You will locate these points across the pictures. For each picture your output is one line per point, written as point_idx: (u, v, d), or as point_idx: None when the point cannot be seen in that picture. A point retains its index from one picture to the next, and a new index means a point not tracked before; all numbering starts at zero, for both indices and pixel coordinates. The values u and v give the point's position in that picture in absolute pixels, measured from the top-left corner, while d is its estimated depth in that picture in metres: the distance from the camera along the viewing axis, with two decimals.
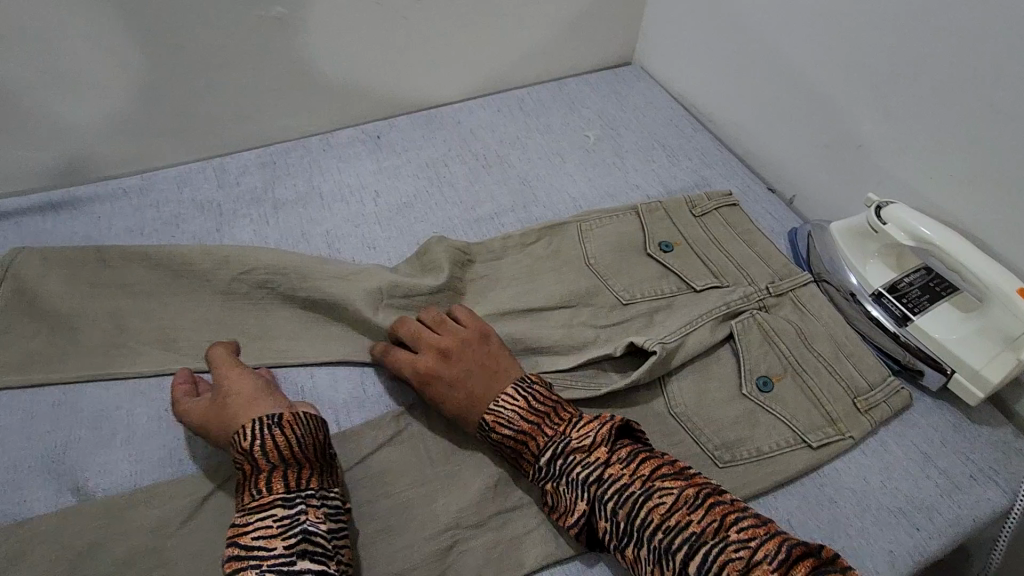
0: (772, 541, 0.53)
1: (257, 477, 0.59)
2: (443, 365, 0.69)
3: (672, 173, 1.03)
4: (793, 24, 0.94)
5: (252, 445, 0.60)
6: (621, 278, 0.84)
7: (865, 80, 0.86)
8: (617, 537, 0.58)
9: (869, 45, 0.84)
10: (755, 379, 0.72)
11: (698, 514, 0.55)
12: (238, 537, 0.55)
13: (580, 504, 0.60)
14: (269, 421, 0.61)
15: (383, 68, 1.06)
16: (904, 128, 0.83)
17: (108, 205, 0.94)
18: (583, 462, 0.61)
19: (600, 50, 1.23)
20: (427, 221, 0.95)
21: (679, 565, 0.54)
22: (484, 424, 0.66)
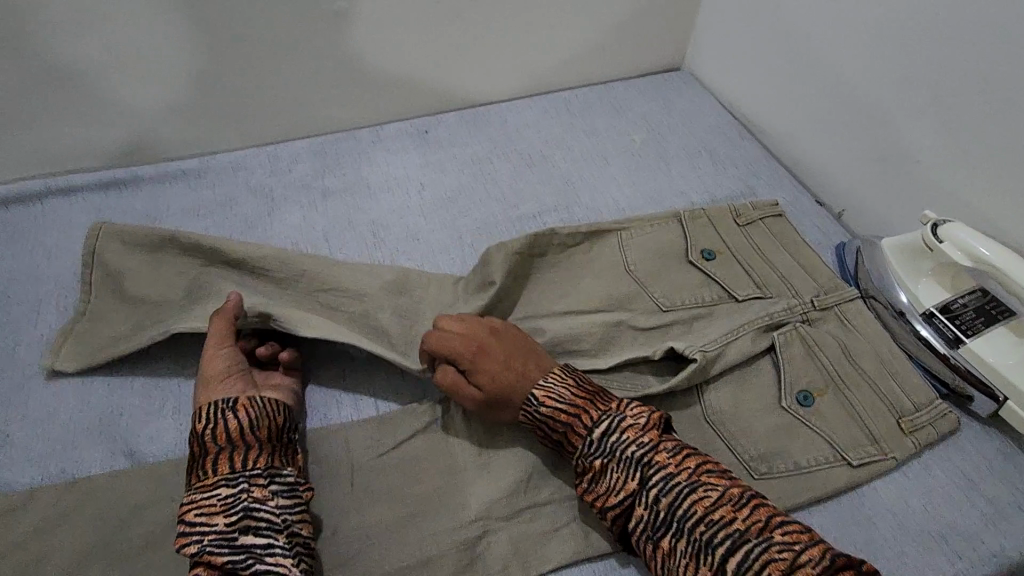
0: (817, 547, 0.53)
1: (204, 458, 0.61)
2: (490, 342, 0.69)
3: (717, 181, 1.02)
4: (851, 35, 0.92)
5: (201, 428, 0.62)
6: (661, 285, 0.83)
7: (926, 94, 0.83)
8: (654, 526, 0.58)
9: (933, 58, 0.82)
10: (796, 393, 0.71)
11: (744, 512, 0.55)
12: (184, 514, 0.58)
13: (626, 484, 0.60)
14: (223, 407, 0.64)
15: (434, 64, 1.07)
16: (966, 145, 0.80)
17: (167, 184, 0.99)
18: (637, 442, 0.61)
19: (649, 55, 1.23)
20: (470, 216, 0.96)
21: (717, 560, 0.54)
22: (533, 397, 0.65)
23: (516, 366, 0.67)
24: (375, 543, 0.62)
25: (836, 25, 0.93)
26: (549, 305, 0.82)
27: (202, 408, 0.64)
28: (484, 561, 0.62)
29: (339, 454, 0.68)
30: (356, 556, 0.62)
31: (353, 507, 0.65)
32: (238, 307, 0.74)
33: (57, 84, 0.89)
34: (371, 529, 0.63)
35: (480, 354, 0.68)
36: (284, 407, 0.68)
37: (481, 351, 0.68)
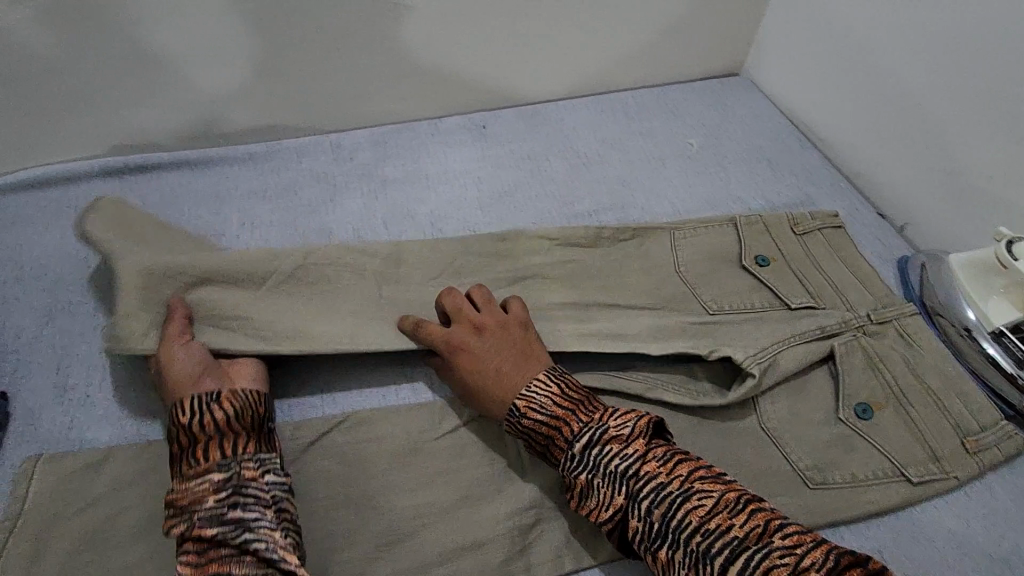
0: (819, 549, 0.51)
1: (193, 448, 0.60)
2: (476, 339, 0.71)
3: (775, 189, 1.01)
4: (924, 46, 0.90)
5: (181, 423, 0.61)
6: (711, 289, 0.83)
7: (1006, 109, 0.81)
8: (649, 538, 0.57)
9: (1016, 72, 0.79)
10: (854, 405, 0.70)
11: (739, 518, 0.54)
12: (174, 497, 0.58)
13: (615, 499, 0.59)
14: (206, 399, 0.63)
15: (495, 61, 1.09)
16: None
17: (235, 167, 1.02)
18: (621, 454, 0.60)
19: (708, 60, 1.22)
20: (526, 212, 0.97)
21: (715, 569, 0.53)
22: (515, 410, 0.66)
23: (491, 367, 0.69)
24: (431, 524, 0.64)
25: (911, 37, 0.91)
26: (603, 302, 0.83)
27: (179, 404, 0.63)
28: (537, 548, 0.64)
29: (398, 435, 0.70)
30: (413, 534, 0.63)
31: (410, 487, 0.66)
32: (185, 307, 0.70)
33: (139, 69, 0.92)
34: (427, 509, 0.65)
35: (463, 353, 0.71)
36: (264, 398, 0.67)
37: (462, 347, 0.71)
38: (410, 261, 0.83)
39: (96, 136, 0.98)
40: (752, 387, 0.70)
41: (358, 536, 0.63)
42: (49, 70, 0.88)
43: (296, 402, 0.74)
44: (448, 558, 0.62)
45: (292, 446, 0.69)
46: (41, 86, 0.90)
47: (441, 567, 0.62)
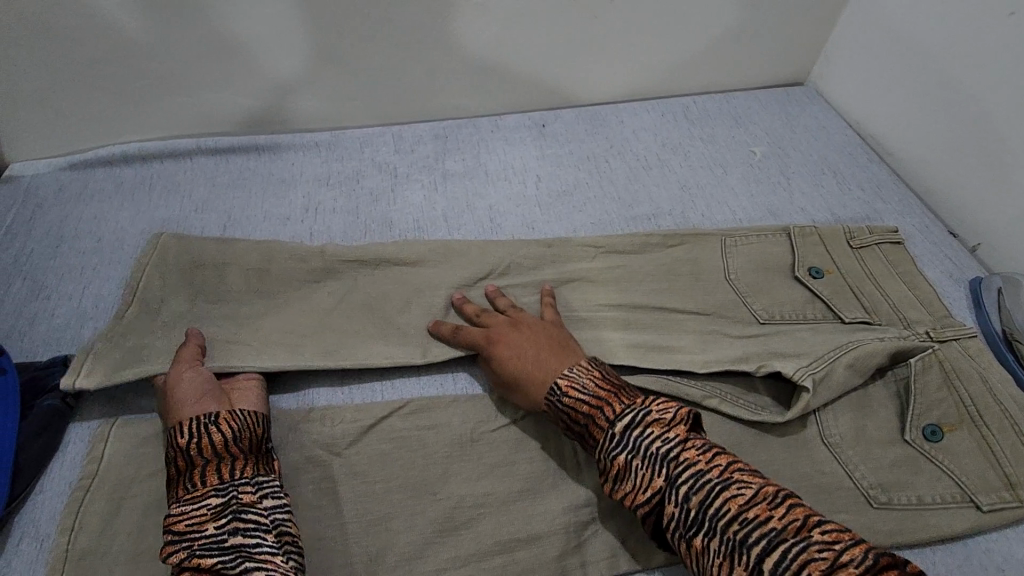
0: (858, 546, 0.49)
1: (192, 473, 0.61)
2: (512, 331, 0.74)
3: (840, 202, 0.99)
4: (1009, 64, 0.86)
5: (177, 455, 0.62)
6: (762, 297, 0.83)
7: None
8: (685, 525, 0.55)
9: None
10: (923, 426, 0.68)
11: (779, 510, 0.52)
12: (172, 526, 0.57)
13: (654, 481, 0.57)
14: (204, 420, 0.63)
15: (560, 60, 1.09)
16: None
17: (300, 154, 1.05)
18: (662, 437, 0.58)
19: (773, 68, 1.20)
20: (585, 212, 0.97)
21: (751, 559, 0.51)
22: (557, 389, 0.66)
23: (529, 354, 0.71)
24: (487, 513, 0.65)
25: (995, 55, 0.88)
26: (663, 306, 0.82)
27: (178, 426, 0.63)
28: (591, 547, 0.64)
29: (457, 424, 0.71)
30: (470, 522, 0.64)
31: (467, 477, 0.67)
32: (204, 339, 0.74)
33: (217, 55, 0.95)
34: (483, 498, 0.66)
35: (500, 342, 0.73)
36: (263, 419, 0.67)
37: (498, 340, 0.74)
38: (472, 262, 0.86)
39: (172, 118, 1.02)
40: (806, 402, 0.69)
41: (416, 519, 0.64)
42: (136, 52, 0.92)
43: (359, 386, 0.76)
44: (504, 548, 0.63)
45: (353, 427, 0.70)
46: (127, 68, 0.93)
47: (496, 557, 0.62)
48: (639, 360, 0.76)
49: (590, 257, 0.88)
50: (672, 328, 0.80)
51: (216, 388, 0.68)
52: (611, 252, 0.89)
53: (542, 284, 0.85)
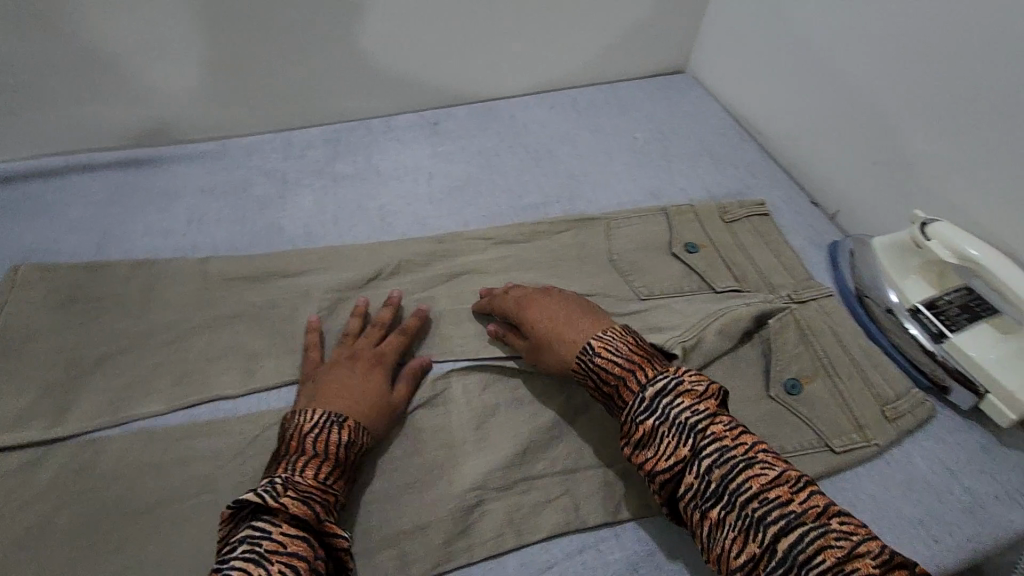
0: (876, 541, 0.50)
1: (339, 464, 0.61)
2: (545, 301, 0.74)
3: (716, 179, 1.05)
4: (851, 41, 0.93)
5: (337, 435, 0.62)
6: (642, 275, 0.87)
7: (923, 101, 0.85)
8: (703, 496, 0.55)
9: (927, 60, 0.83)
10: (783, 381, 0.74)
11: (801, 495, 0.53)
12: (326, 507, 0.57)
13: (679, 450, 0.57)
14: (364, 431, 0.65)
15: (447, 60, 1.11)
16: (954, 145, 0.82)
17: (183, 165, 1.02)
18: (692, 408, 0.59)
19: (656, 58, 1.26)
20: (476, 206, 0.98)
21: (767, 536, 0.51)
22: (590, 347, 0.66)
23: (562, 320, 0.71)
24: (371, 508, 0.65)
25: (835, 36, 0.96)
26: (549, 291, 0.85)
27: (354, 425, 0.64)
28: (476, 530, 0.65)
29: None
30: (353, 519, 0.64)
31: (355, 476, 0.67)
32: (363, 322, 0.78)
33: (80, 67, 0.91)
34: (368, 495, 0.66)
35: (533, 312, 0.74)
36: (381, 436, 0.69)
37: (534, 308, 0.74)
38: (361, 263, 0.87)
39: (39, 136, 0.97)
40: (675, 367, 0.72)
41: None
42: None
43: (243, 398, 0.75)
44: (387, 541, 0.63)
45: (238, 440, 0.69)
46: None
47: (382, 551, 0.63)
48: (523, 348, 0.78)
49: (479, 249, 0.90)
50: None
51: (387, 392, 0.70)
52: (500, 243, 0.91)
53: (432, 280, 0.86)
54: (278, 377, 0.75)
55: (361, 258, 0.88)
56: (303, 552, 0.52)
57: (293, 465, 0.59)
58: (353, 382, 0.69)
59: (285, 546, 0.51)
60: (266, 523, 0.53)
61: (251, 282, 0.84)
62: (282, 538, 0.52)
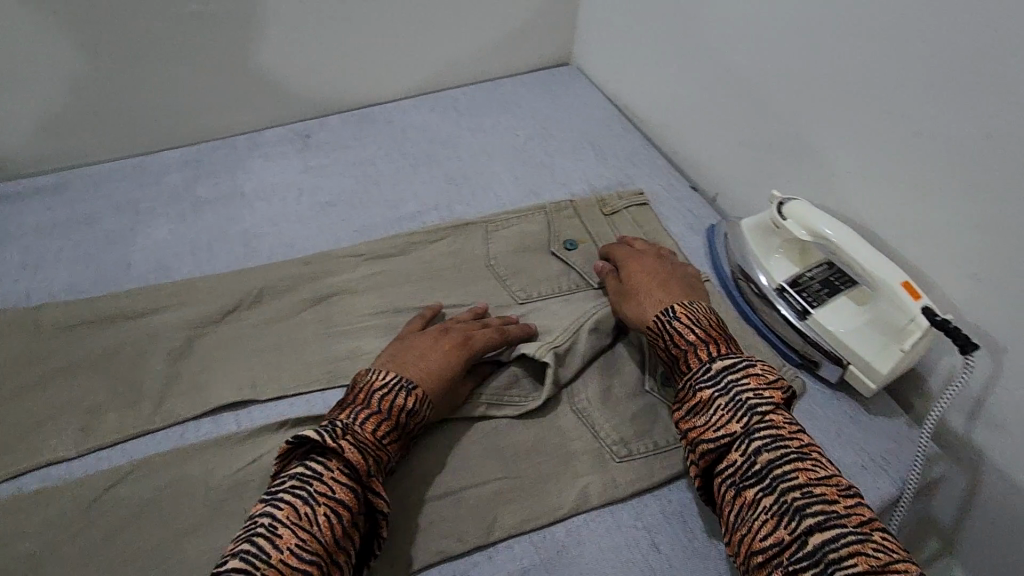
0: (912, 561, 0.49)
1: (393, 428, 0.61)
2: (648, 264, 0.77)
3: (597, 172, 1.04)
4: (695, 24, 0.95)
5: (402, 399, 0.62)
6: (521, 278, 0.84)
7: (755, 79, 0.87)
8: (743, 474, 0.56)
9: (751, 41, 0.86)
10: (657, 374, 0.73)
11: (848, 499, 0.53)
12: (374, 466, 0.57)
13: (730, 424, 0.59)
14: (423, 403, 0.63)
15: (306, 63, 1.06)
16: (789, 117, 0.83)
17: (18, 203, 0.93)
18: (758, 392, 0.60)
19: (534, 52, 1.24)
20: (349, 221, 0.93)
21: (801, 527, 0.51)
22: (670, 311, 0.68)
23: (651, 286, 0.73)
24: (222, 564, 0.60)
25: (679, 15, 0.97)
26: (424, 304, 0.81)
27: (417, 396, 0.63)
28: None
29: (197, 476, 0.65)
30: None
31: (209, 531, 0.62)
32: (479, 313, 0.77)
33: None
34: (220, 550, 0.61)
35: (632, 272, 0.76)
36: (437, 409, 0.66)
37: (636, 268, 0.77)
38: (217, 293, 0.81)
39: None
40: (553, 374, 0.70)
41: None
42: None
43: (83, 458, 0.68)
44: None
45: (72, 506, 0.63)
46: None
47: None
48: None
49: (350, 267, 0.85)
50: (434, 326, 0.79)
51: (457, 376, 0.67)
52: (373, 259, 0.86)
53: (298, 306, 0.81)
54: (122, 430, 0.69)
55: (217, 287, 0.81)
56: (351, 501, 0.54)
57: (356, 414, 0.60)
58: (438, 354, 0.68)
59: (332, 492, 0.54)
60: (319, 466, 0.55)
61: (91, 326, 0.76)
62: (331, 483, 0.54)
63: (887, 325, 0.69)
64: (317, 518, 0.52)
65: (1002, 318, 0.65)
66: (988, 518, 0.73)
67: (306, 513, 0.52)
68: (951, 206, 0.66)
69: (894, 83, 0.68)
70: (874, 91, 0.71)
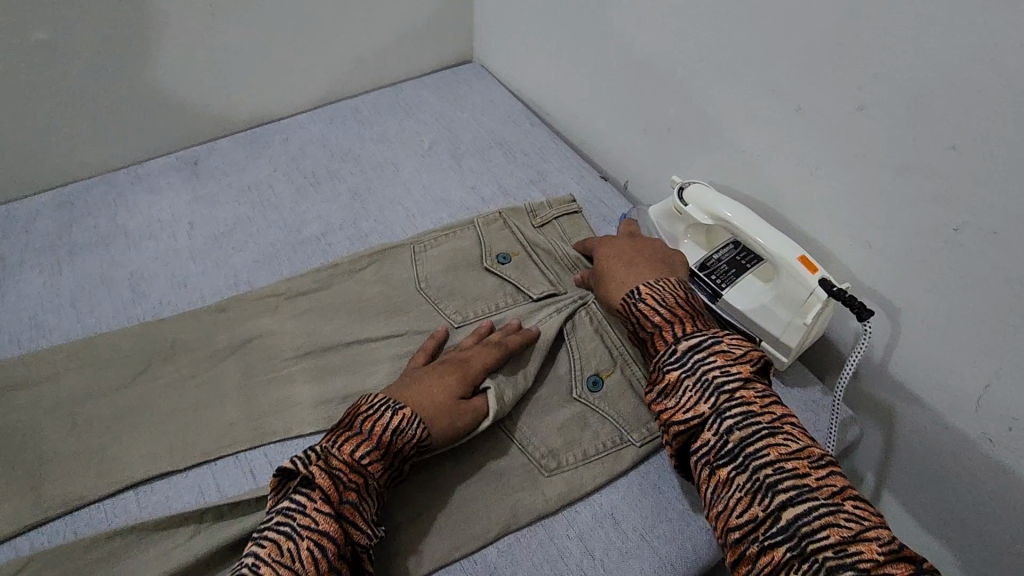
0: (885, 528, 0.51)
1: (377, 451, 0.58)
2: (625, 244, 0.77)
3: (507, 171, 1.01)
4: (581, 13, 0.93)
5: (388, 418, 0.60)
6: (455, 300, 0.80)
7: (644, 65, 0.86)
8: (716, 454, 0.57)
9: (633, 27, 0.85)
10: (585, 379, 0.72)
11: (820, 472, 0.54)
12: (353, 495, 0.56)
13: (699, 406, 0.59)
14: (411, 423, 0.60)
15: (182, 85, 0.98)
16: (681, 99, 0.83)
17: None
18: (724, 369, 0.60)
19: (431, 52, 1.20)
20: (247, 250, 0.88)
21: (773, 502, 0.53)
22: (636, 292, 0.68)
23: (622, 268, 0.73)
24: None
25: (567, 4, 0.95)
26: (354, 342, 0.75)
27: (405, 416, 0.60)
28: None
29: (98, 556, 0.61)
30: None
31: None
32: (488, 327, 0.74)
33: None
34: None
35: (608, 253, 0.76)
36: (434, 434, 0.62)
37: (612, 249, 0.76)
38: (103, 349, 0.74)
39: None
40: (495, 395, 0.67)
41: None
42: None
43: None
44: None
45: None
46: None
47: None
48: (318, 411, 0.70)
49: (268, 310, 0.79)
50: (365, 364, 0.74)
51: (452, 399, 0.64)
52: (290, 297, 0.80)
53: (215, 356, 0.74)
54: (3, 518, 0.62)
55: (102, 342, 0.75)
56: (336, 531, 0.53)
57: (338, 438, 0.59)
58: (426, 379, 0.66)
59: (315, 526, 0.53)
60: (301, 498, 0.55)
61: None
62: (316, 514, 0.54)
63: (790, 300, 0.69)
64: (300, 553, 0.52)
65: (892, 280, 0.67)
66: (905, 469, 0.76)
67: (289, 548, 0.52)
68: (836, 177, 0.68)
69: (770, 60, 0.69)
70: (753, 70, 0.71)
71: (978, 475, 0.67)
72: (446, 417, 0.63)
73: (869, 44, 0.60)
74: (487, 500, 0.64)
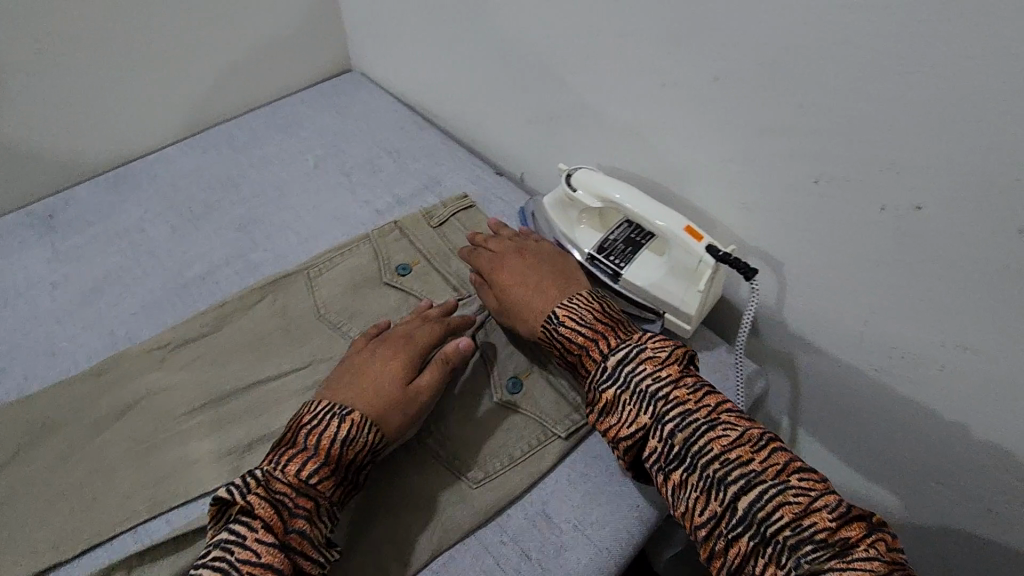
0: (831, 493, 0.52)
1: (322, 465, 0.56)
2: (511, 256, 0.77)
3: (400, 180, 0.99)
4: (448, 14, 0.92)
5: (332, 428, 0.59)
6: (358, 320, 0.77)
7: (517, 59, 0.86)
8: (666, 459, 0.58)
9: (499, 23, 0.85)
10: (504, 384, 0.72)
11: (762, 453, 0.55)
12: (300, 521, 0.54)
13: (641, 417, 0.60)
14: (362, 424, 0.60)
15: (21, 135, 0.89)
16: (558, 88, 0.83)
17: None
18: (655, 375, 0.61)
19: (304, 66, 1.14)
20: (124, 303, 0.80)
21: (728, 495, 0.53)
22: (553, 316, 0.68)
23: (525, 285, 0.73)
24: None
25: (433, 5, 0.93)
26: (252, 383, 0.71)
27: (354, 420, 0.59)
28: None
29: None
30: None
31: None
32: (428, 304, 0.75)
33: None
34: None
35: (499, 272, 0.75)
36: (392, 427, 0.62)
37: (501, 267, 0.76)
38: None
39: None
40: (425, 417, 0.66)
41: None
42: None
43: None
44: None
45: None
46: None
47: None
48: (221, 465, 0.65)
49: (152, 365, 0.72)
50: (268, 404, 0.69)
51: (404, 387, 0.64)
52: (177, 349, 0.74)
53: (96, 427, 0.67)
54: None
55: None
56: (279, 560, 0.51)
57: (281, 458, 0.57)
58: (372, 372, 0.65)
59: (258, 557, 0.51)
60: (241, 527, 0.52)
61: None
62: (257, 546, 0.51)
63: (685, 270, 0.72)
64: None
65: (771, 238, 0.71)
66: (813, 409, 0.81)
67: None
68: (706, 149, 0.71)
69: (630, 43, 0.71)
70: (616, 54, 0.73)
71: (872, 403, 0.73)
72: (406, 411, 0.63)
73: (713, 20, 0.62)
74: (416, 524, 0.62)
